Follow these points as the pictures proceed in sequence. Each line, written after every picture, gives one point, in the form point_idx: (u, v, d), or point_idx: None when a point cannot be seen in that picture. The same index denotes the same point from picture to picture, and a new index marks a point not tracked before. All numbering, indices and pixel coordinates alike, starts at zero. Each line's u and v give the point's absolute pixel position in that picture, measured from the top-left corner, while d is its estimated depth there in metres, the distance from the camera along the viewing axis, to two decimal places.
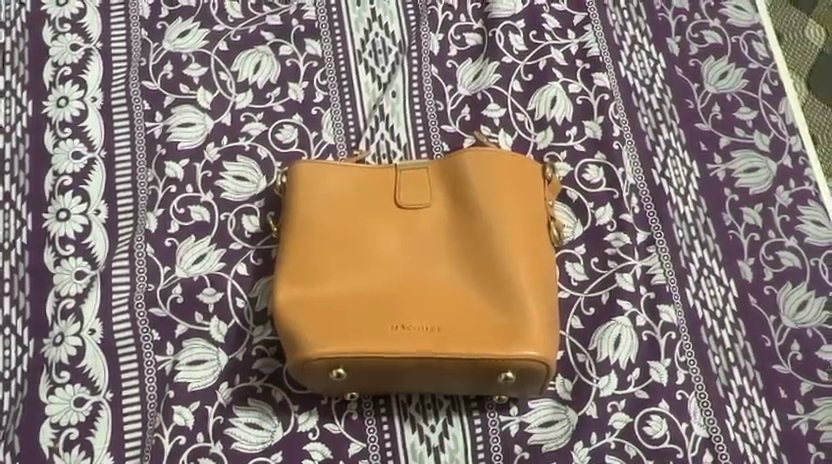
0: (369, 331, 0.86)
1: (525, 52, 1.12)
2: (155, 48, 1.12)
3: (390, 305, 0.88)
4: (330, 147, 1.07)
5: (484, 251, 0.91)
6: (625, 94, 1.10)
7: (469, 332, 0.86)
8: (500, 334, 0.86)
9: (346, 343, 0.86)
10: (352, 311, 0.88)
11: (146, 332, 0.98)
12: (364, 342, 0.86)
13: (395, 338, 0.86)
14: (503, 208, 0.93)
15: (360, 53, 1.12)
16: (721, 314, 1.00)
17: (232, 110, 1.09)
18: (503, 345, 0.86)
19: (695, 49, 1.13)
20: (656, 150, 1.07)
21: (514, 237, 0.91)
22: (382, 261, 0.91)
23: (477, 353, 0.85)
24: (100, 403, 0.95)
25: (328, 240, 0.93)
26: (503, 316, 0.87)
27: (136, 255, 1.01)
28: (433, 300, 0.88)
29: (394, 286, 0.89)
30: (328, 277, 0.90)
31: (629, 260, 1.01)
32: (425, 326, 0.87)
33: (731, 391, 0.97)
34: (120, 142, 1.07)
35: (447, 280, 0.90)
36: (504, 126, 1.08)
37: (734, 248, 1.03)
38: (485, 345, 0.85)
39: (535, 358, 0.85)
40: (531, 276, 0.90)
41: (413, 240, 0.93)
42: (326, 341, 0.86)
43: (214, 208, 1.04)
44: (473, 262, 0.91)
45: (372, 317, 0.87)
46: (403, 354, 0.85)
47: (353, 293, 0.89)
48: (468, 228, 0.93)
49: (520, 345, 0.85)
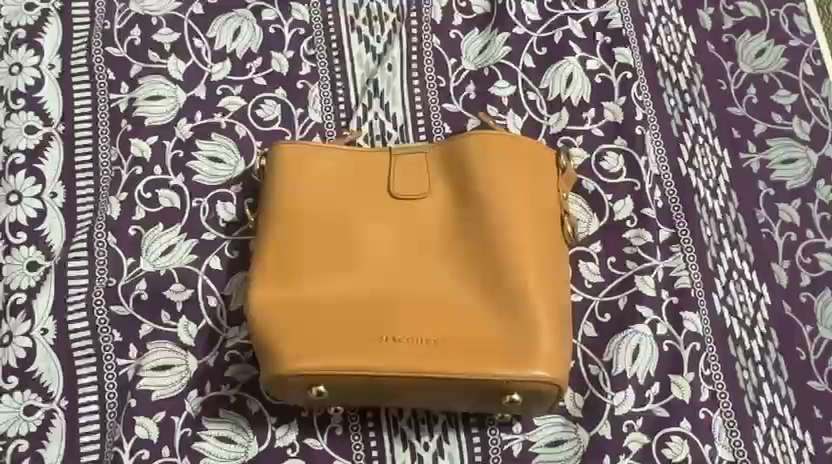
0: (355, 344, 0.76)
1: (538, 23, 0.99)
2: (122, 10, 0.99)
3: (380, 313, 0.77)
4: (317, 126, 0.95)
5: (488, 253, 0.79)
6: (650, 72, 0.98)
7: (470, 347, 0.75)
8: (504, 349, 0.76)
9: (329, 357, 0.75)
10: (335, 320, 0.77)
11: (106, 333, 0.87)
12: (349, 357, 0.75)
13: (384, 352, 0.75)
14: (510, 203, 0.81)
15: (353, 20, 0.99)
16: (751, 324, 0.90)
17: (207, 83, 0.97)
18: (506, 363, 0.75)
19: (729, 23, 1.01)
20: (683, 136, 0.96)
21: (522, 238, 0.80)
22: (371, 261, 0.80)
23: (477, 371, 0.74)
24: (54, 412, 0.85)
25: (310, 236, 0.81)
26: (508, 329, 0.76)
27: (96, 245, 0.90)
28: (430, 308, 0.77)
29: (384, 291, 0.78)
30: (309, 279, 0.79)
31: (649, 261, 0.90)
32: (420, 338, 0.76)
33: (761, 411, 0.87)
34: (80, 116, 0.95)
35: (445, 284, 0.78)
36: (513, 107, 0.96)
37: (768, 249, 0.92)
38: (487, 361, 0.75)
39: (544, 377, 0.75)
40: (540, 282, 0.78)
41: (407, 238, 0.81)
42: (305, 354, 0.75)
43: (185, 193, 0.92)
44: (474, 265, 0.79)
45: (358, 327, 0.76)
46: (392, 371, 0.75)
47: (335, 297, 0.78)
48: (469, 225, 0.81)
49: (527, 363, 0.75)
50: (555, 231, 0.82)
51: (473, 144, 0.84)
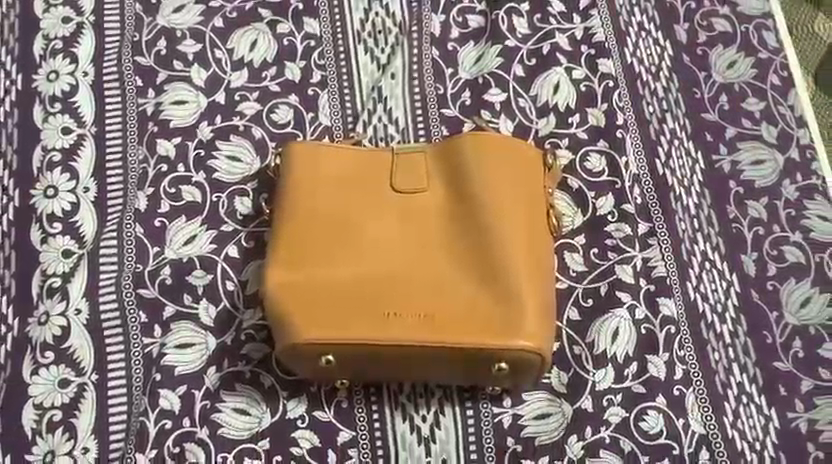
0: (359, 319, 0.84)
1: (528, 36, 1.09)
2: (149, 23, 1.09)
3: (382, 291, 0.86)
4: (326, 129, 1.04)
5: (480, 238, 0.88)
6: (630, 81, 1.07)
7: (463, 322, 0.84)
8: (494, 324, 0.84)
9: (336, 330, 0.84)
10: (342, 297, 0.85)
11: (134, 314, 0.96)
12: (355, 329, 0.84)
13: (385, 326, 0.84)
14: (500, 195, 0.90)
15: (359, 33, 1.09)
16: (722, 309, 0.98)
17: (226, 89, 1.06)
18: (496, 336, 0.83)
19: (703, 38, 1.10)
20: (660, 139, 1.05)
21: (512, 226, 0.89)
22: (375, 246, 0.89)
23: (470, 343, 0.83)
24: (85, 385, 0.93)
25: (319, 225, 0.90)
26: (497, 306, 0.85)
27: (125, 235, 0.99)
28: (427, 287, 0.86)
29: (386, 272, 0.87)
30: (319, 262, 0.88)
31: (629, 251, 0.99)
32: (418, 314, 0.84)
33: (730, 389, 0.95)
34: (111, 119, 1.05)
35: (441, 267, 0.87)
36: (505, 112, 1.05)
37: (737, 242, 1.01)
38: (478, 334, 0.83)
39: (529, 348, 0.83)
40: (527, 265, 0.87)
41: (407, 226, 0.90)
42: (316, 328, 0.84)
43: (206, 189, 1.02)
44: (468, 250, 0.88)
45: (362, 304, 0.85)
46: (393, 342, 0.83)
47: (342, 277, 0.87)
48: (463, 214, 0.90)
49: (515, 336, 0.83)
50: (540, 220, 0.91)
51: (466, 143, 0.93)
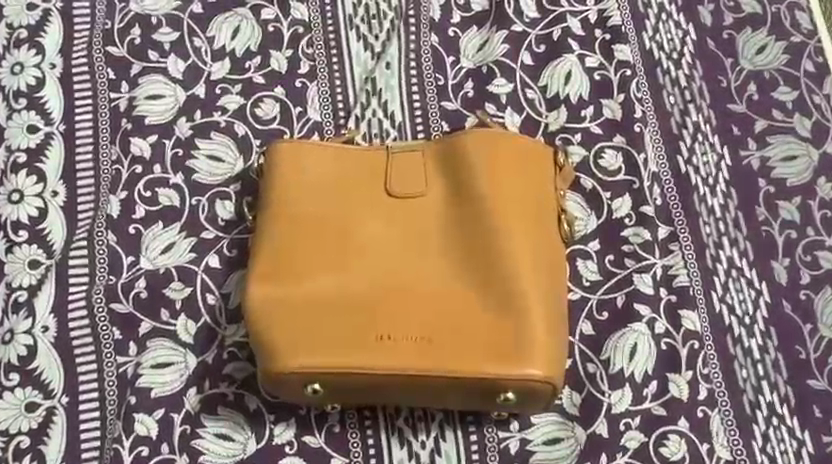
0: (351, 342, 0.76)
1: (537, 20, 0.99)
2: (122, 9, 1.00)
3: (375, 311, 0.77)
4: (315, 125, 0.95)
5: (484, 251, 0.80)
6: (649, 69, 0.97)
7: (465, 347, 0.76)
8: (500, 349, 0.76)
9: (325, 355, 0.76)
10: (331, 318, 0.77)
11: (106, 331, 0.88)
12: (345, 356, 0.76)
13: (379, 350, 0.76)
14: (505, 202, 0.81)
15: (351, 18, 0.99)
16: (750, 322, 0.89)
17: (206, 81, 0.97)
18: (501, 363, 0.75)
19: (729, 20, 1.00)
20: (682, 133, 0.95)
21: (520, 237, 0.80)
22: (367, 259, 0.80)
23: (473, 372, 0.75)
24: (55, 408, 0.86)
25: (306, 234, 0.81)
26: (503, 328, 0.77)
27: (96, 243, 0.91)
28: (425, 306, 0.77)
29: (380, 289, 0.78)
30: (305, 277, 0.79)
31: (648, 259, 0.90)
32: (415, 337, 0.76)
33: (759, 409, 0.86)
34: (81, 116, 0.96)
35: (440, 283, 0.79)
36: (512, 105, 0.96)
37: (767, 247, 0.92)
38: (481, 360, 0.75)
39: (538, 376, 0.75)
40: (537, 281, 0.78)
41: (403, 237, 0.81)
42: (302, 353, 0.76)
43: (184, 192, 0.93)
44: (470, 263, 0.79)
45: (352, 325, 0.77)
46: (386, 370, 0.75)
47: (331, 295, 0.78)
48: (466, 223, 0.81)
49: (522, 363, 0.75)
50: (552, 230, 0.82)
51: (470, 143, 0.84)
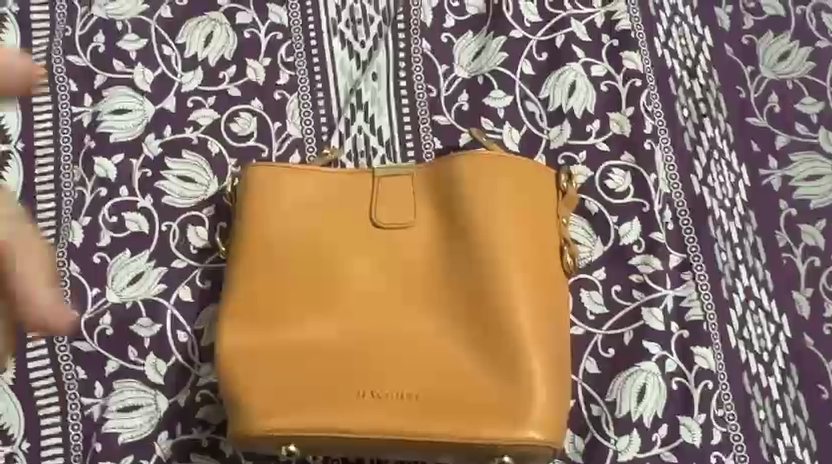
0: (331, 400, 0.69)
1: (538, 25, 0.90)
2: (84, 14, 0.91)
3: (359, 364, 0.70)
4: (296, 142, 0.87)
5: (479, 295, 0.72)
6: (661, 78, 0.89)
7: (457, 405, 0.69)
8: (496, 408, 0.69)
9: (302, 414, 0.69)
10: (310, 371, 0.70)
11: (69, 371, 0.81)
12: (325, 414, 0.69)
13: (361, 410, 0.69)
14: (502, 239, 0.74)
15: (335, 23, 0.91)
16: (769, 359, 0.82)
17: (176, 94, 0.89)
18: (497, 423, 0.68)
19: (749, 23, 0.91)
20: (697, 150, 0.87)
21: (520, 278, 0.73)
22: (350, 303, 0.73)
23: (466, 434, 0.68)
24: (14, 455, 0.78)
25: (283, 274, 0.74)
26: (498, 384, 0.70)
27: (58, 274, 0.83)
28: (413, 359, 0.70)
29: (364, 338, 0.71)
30: (282, 324, 0.72)
31: (658, 290, 0.83)
32: (402, 394, 0.69)
33: (778, 455, 0.79)
34: (40, 132, 0.88)
35: (430, 331, 0.72)
36: (510, 119, 0.87)
37: (789, 276, 0.84)
38: (473, 421, 0.68)
39: (536, 439, 0.68)
40: (537, 329, 0.71)
41: (390, 278, 0.74)
42: (277, 412, 0.69)
43: (153, 216, 0.85)
44: (464, 308, 0.72)
45: (333, 380, 0.70)
46: (370, 431, 0.68)
47: (310, 344, 0.71)
48: (459, 262, 0.74)
49: (520, 424, 0.68)
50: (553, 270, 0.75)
51: (466, 171, 0.76)
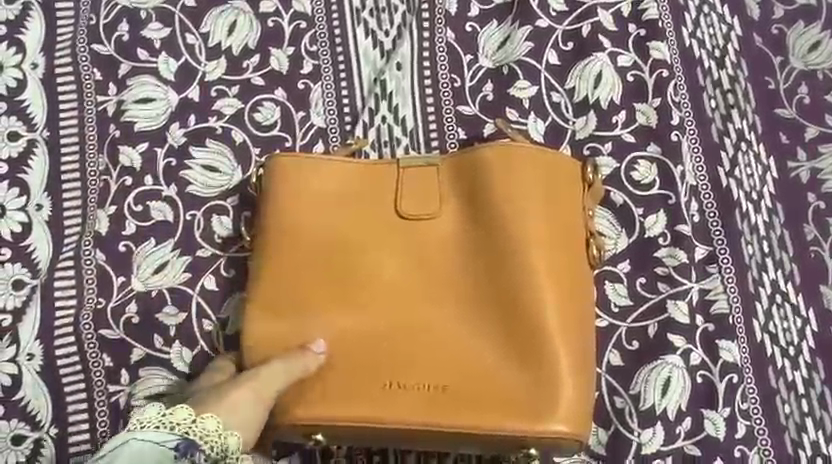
0: (355, 391, 0.71)
1: (564, 14, 0.89)
2: (108, 3, 0.91)
3: (385, 357, 0.72)
4: (320, 132, 0.87)
5: (504, 289, 0.72)
6: (689, 69, 0.88)
7: (483, 398, 0.70)
8: (521, 402, 0.70)
9: (328, 406, 0.71)
10: (337, 365, 0.72)
11: (96, 358, 0.82)
12: (351, 407, 0.70)
13: (385, 402, 0.70)
14: (528, 231, 0.73)
15: (359, 12, 0.90)
16: (794, 353, 0.81)
17: (200, 83, 0.89)
18: (524, 417, 0.69)
19: (779, 12, 0.90)
20: (724, 142, 0.86)
21: (546, 271, 0.72)
22: (375, 297, 0.73)
23: (491, 428, 0.69)
24: (43, 441, 0.80)
25: (306, 267, 0.74)
26: (520, 378, 0.71)
27: (84, 263, 0.84)
28: (438, 353, 0.71)
29: (390, 332, 0.72)
30: (307, 318, 0.73)
31: (684, 283, 0.82)
32: (428, 387, 0.70)
33: (802, 449, 0.79)
34: (66, 121, 0.88)
35: (455, 325, 0.72)
36: (535, 110, 0.87)
37: (816, 270, 0.83)
38: (495, 414, 0.69)
39: (561, 433, 0.69)
40: (562, 323, 0.71)
41: (415, 271, 0.74)
42: (305, 403, 0.71)
43: (178, 206, 0.86)
44: (489, 302, 0.73)
45: (357, 372, 0.71)
46: (395, 423, 0.70)
47: (336, 338, 0.72)
48: (484, 255, 0.74)
49: (545, 418, 0.69)
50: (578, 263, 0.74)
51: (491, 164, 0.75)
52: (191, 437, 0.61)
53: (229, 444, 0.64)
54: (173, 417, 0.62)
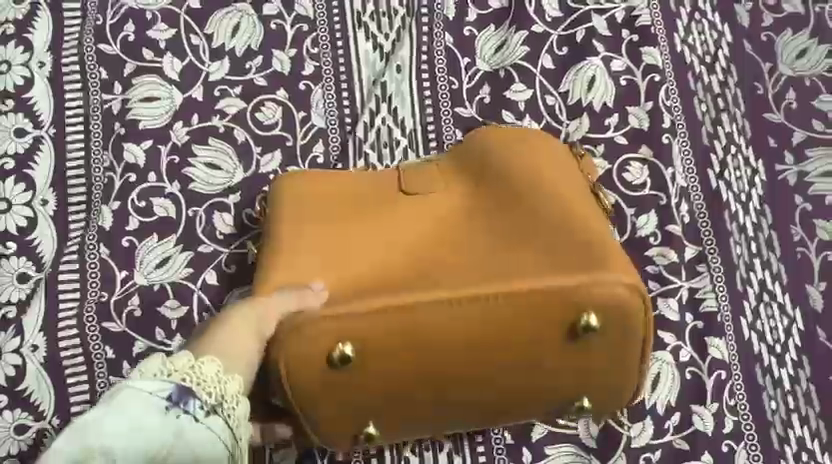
0: (377, 297, 0.65)
1: (559, 20, 0.92)
2: (115, 4, 0.93)
3: (412, 266, 0.68)
4: (320, 132, 0.89)
5: (526, 216, 0.70)
6: (680, 74, 0.90)
7: (530, 266, 0.66)
8: (572, 262, 0.65)
9: (362, 307, 0.64)
10: (363, 264, 0.69)
11: (98, 350, 0.83)
12: (382, 297, 0.65)
13: (421, 289, 0.65)
14: (540, 177, 0.74)
15: (360, 16, 0.92)
16: (781, 351, 0.83)
17: (204, 83, 0.91)
18: (576, 267, 0.65)
19: (769, 20, 0.92)
20: (714, 145, 0.88)
21: (565, 200, 0.71)
22: (392, 246, 0.71)
23: (554, 288, 0.64)
24: (45, 430, 0.81)
25: (320, 234, 0.72)
26: (565, 242, 0.67)
27: (88, 256, 0.86)
28: (467, 258, 0.68)
29: (409, 255, 0.69)
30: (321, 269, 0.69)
31: (673, 282, 0.85)
32: (470, 277, 0.66)
33: (789, 445, 0.81)
34: (72, 118, 0.90)
35: (479, 239, 0.70)
36: (531, 112, 0.89)
37: (803, 270, 0.85)
38: (539, 275, 0.65)
39: (623, 292, 0.64)
40: (593, 227, 0.69)
41: (431, 226, 0.72)
42: (333, 315, 0.64)
43: (181, 202, 0.88)
44: (514, 225, 0.70)
45: (383, 281, 0.67)
46: (438, 314, 0.64)
47: (356, 265, 0.69)
48: (503, 205, 0.72)
49: (602, 265, 0.65)
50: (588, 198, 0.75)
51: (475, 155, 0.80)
52: (182, 341, 0.59)
53: (228, 373, 0.62)
54: (179, 352, 0.61)
